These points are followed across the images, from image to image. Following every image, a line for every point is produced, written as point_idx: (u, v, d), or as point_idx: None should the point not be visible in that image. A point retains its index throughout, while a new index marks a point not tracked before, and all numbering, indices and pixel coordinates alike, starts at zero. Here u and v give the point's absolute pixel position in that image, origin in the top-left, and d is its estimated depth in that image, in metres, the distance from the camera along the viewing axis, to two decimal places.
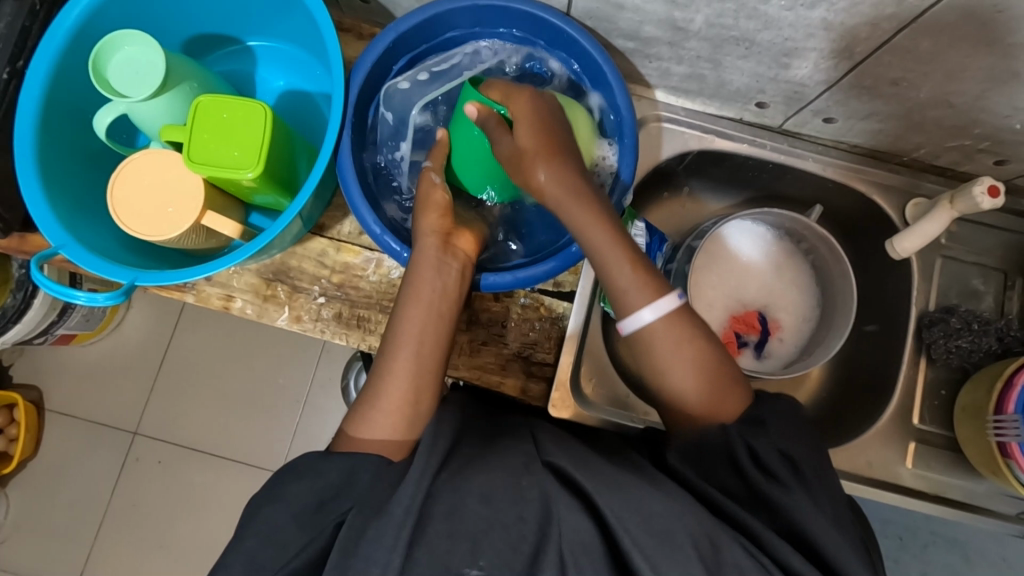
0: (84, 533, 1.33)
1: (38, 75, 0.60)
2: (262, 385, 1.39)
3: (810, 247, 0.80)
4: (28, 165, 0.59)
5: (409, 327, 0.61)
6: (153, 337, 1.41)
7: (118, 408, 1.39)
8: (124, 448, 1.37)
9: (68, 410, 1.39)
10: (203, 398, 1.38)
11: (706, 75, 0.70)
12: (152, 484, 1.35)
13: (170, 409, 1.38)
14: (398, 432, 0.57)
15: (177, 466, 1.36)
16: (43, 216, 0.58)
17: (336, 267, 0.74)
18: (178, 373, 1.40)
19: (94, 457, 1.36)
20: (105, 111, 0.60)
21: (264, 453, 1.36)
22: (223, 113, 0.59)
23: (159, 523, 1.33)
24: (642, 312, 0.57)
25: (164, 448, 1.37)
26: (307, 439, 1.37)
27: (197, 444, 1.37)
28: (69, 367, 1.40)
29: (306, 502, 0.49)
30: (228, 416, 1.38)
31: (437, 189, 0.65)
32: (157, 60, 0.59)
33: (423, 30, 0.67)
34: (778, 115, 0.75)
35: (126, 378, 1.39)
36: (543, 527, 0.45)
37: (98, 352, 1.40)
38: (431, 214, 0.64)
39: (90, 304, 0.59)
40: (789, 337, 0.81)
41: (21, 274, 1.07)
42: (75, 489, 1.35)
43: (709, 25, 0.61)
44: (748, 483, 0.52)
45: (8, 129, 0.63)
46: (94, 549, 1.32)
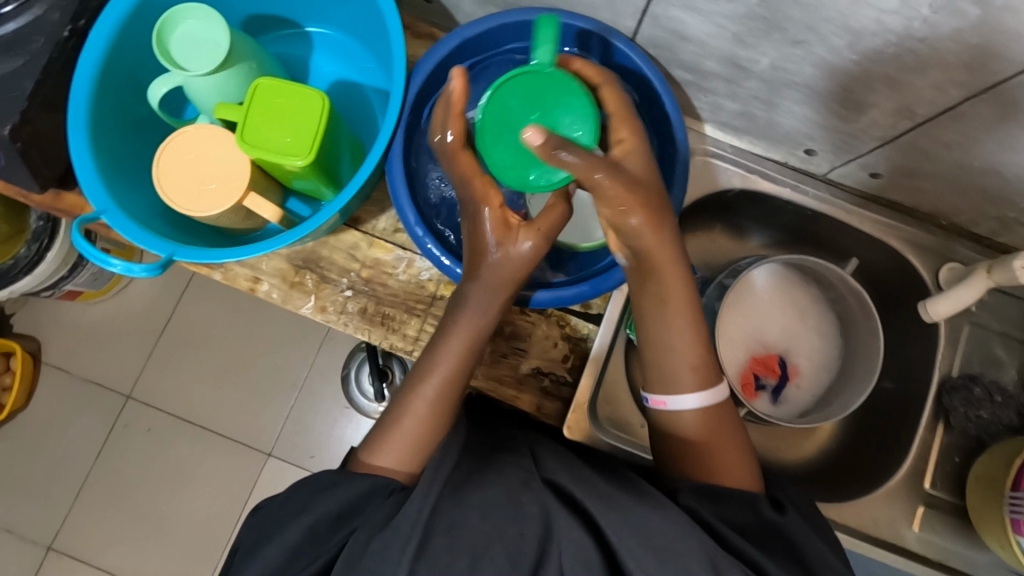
0: (66, 491, 1.33)
1: (99, 39, 0.59)
2: (261, 364, 1.39)
3: (836, 296, 0.79)
4: (79, 122, 0.57)
5: (444, 364, 0.59)
6: (157, 302, 1.40)
7: (115, 370, 1.38)
8: (116, 411, 1.36)
9: (65, 366, 1.38)
10: (200, 372, 1.38)
11: (758, 115, 0.70)
12: (140, 451, 1.35)
13: (166, 378, 1.38)
14: (401, 445, 0.57)
15: (167, 436, 1.35)
16: (88, 178, 0.57)
17: (367, 262, 0.73)
18: (178, 341, 1.39)
19: (84, 416, 1.36)
20: (161, 81, 0.60)
21: (256, 433, 1.36)
22: (279, 98, 0.59)
23: (143, 490, 1.33)
24: (687, 397, 0.58)
25: (156, 415, 1.36)
26: (301, 423, 1.36)
27: (188, 416, 1.36)
28: (70, 324, 1.40)
29: (327, 511, 0.49)
30: (223, 391, 1.37)
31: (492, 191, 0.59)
32: (221, 37, 0.59)
33: (487, 39, 0.66)
34: (825, 163, 0.75)
35: (126, 341, 1.39)
36: (546, 540, 0.46)
37: (101, 310, 1.40)
38: (509, 263, 0.59)
39: (125, 275, 0.56)
40: (806, 385, 0.81)
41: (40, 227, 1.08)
42: (61, 446, 1.35)
43: (773, 68, 0.60)
44: (755, 513, 0.53)
45: (61, 86, 0.63)
46: (74, 508, 1.32)
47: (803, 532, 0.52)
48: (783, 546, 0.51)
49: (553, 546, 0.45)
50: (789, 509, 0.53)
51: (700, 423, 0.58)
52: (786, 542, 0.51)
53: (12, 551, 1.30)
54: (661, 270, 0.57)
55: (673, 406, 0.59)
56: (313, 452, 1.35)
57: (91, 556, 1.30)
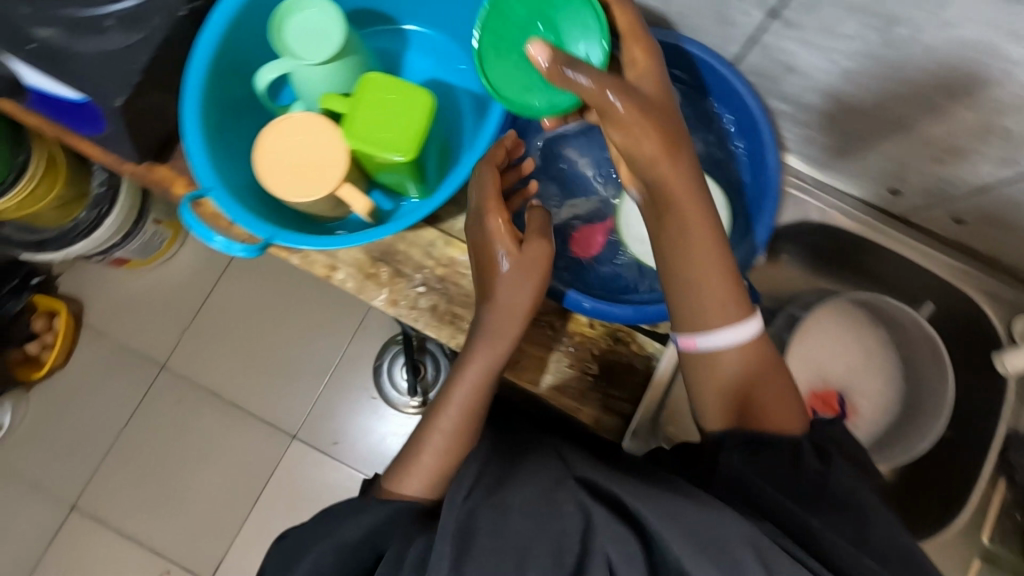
0: (94, 452, 1.35)
1: (216, 24, 0.60)
2: (295, 346, 1.40)
3: (906, 341, 0.79)
4: (194, 100, 0.59)
5: (464, 382, 0.61)
6: (200, 275, 1.42)
7: (153, 339, 1.40)
8: (149, 379, 1.38)
9: (105, 330, 1.41)
10: (236, 348, 1.40)
11: (849, 152, 0.70)
12: (170, 420, 1.37)
13: (201, 351, 1.40)
14: (441, 437, 0.60)
15: (197, 407, 1.37)
16: (198, 154, 0.58)
17: (442, 261, 0.74)
18: (216, 316, 1.41)
19: (118, 380, 1.38)
20: (272, 67, 0.61)
21: (284, 414, 1.37)
22: (387, 94, 0.60)
23: (168, 458, 1.35)
24: (723, 332, 0.56)
25: (187, 387, 1.38)
26: (328, 409, 1.37)
27: (219, 390, 1.38)
28: (115, 289, 1.42)
29: (355, 532, 0.53)
30: (256, 369, 1.39)
31: (499, 203, 0.62)
32: (335, 31, 0.60)
33: None
34: (908, 204, 0.74)
35: (166, 311, 1.41)
36: (588, 534, 0.46)
37: (145, 278, 1.42)
38: (515, 290, 0.61)
39: (224, 251, 0.56)
40: (864, 426, 0.79)
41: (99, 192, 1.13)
42: (93, 407, 1.37)
43: (878, 105, 0.61)
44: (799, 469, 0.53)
45: (173, 63, 0.64)
46: (100, 470, 1.35)
47: (852, 494, 0.52)
48: (837, 512, 0.51)
49: (596, 539, 0.45)
50: (837, 474, 0.53)
51: (725, 398, 0.58)
52: (839, 504, 0.52)
53: (37, 505, 1.33)
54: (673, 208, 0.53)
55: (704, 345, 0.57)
56: (336, 439, 1.36)
57: (113, 517, 1.33)
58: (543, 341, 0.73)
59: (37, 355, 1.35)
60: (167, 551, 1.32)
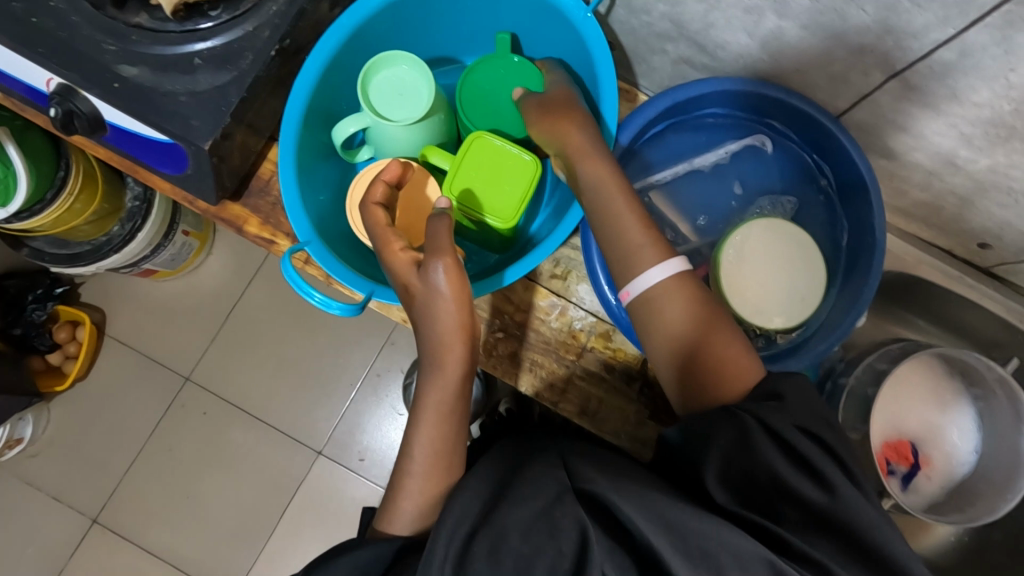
0: (117, 464, 1.33)
1: (312, 68, 0.58)
2: (324, 362, 1.37)
3: (983, 393, 0.78)
4: (290, 151, 0.56)
5: (431, 430, 0.53)
6: (227, 286, 1.39)
7: (179, 351, 1.37)
8: (174, 391, 1.36)
9: (128, 340, 1.38)
10: (263, 362, 1.37)
11: (944, 208, 0.68)
12: (195, 434, 1.34)
13: (227, 364, 1.37)
14: (428, 463, 0.53)
15: (222, 421, 1.35)
16: (295, 204, 0.55)
17: (521, 306, 0.72)
18: (242, 328, 1.38)
19: (142, 392, 1.36)
20: (357, 119, 0.58)
21: (311, 430, 1.34)
22: (493, 158, 0.58)
23: (190, 473, 1.33)
24: (649, 272, 0.54)
25: (212, 400, 1.35)
26: (354, 425, 1.34)
27: (244, 405, 1.35)
28: (139, 299, 1.39)
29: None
30: (284, 384, 1.36)
31: (393, 237, 0.55)
32: (424, 87, 0.59)
33: (693, 102, 0.64)
34: (994, 259, 0.73)
35: (190, 322, 1.38)
36: (585, 555, 0.41)
37: (170, 289, 1.39)
38: (433, 308, 0.52)
39: (324, 308, 0.54)
40: (936, 476, 0.79)
41: (135, 207, 1.08)
42: (116, 418, 1.35)
43: (991, 170, 0.59)
44: (759, 461, 0.46)
45: (257, 101, 0.62)
46: (122, 482, 1.32)
47: (856, 515, 0.43)
48: (842, 540, 0.43)
49: (591, 557, 0.40)
50: (836, 489, 0.44)
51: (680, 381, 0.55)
52: (823, 494, 0.44)
53: (58, 516, 1.30)
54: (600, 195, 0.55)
55: (636, 291, 0.55)
56: (362, 455, 1.33)
57: (135, 531, 1.30)
58: (624, 391, 0.71)
59: (59, 366, 1.32)
60: (188, 568, 1.29)
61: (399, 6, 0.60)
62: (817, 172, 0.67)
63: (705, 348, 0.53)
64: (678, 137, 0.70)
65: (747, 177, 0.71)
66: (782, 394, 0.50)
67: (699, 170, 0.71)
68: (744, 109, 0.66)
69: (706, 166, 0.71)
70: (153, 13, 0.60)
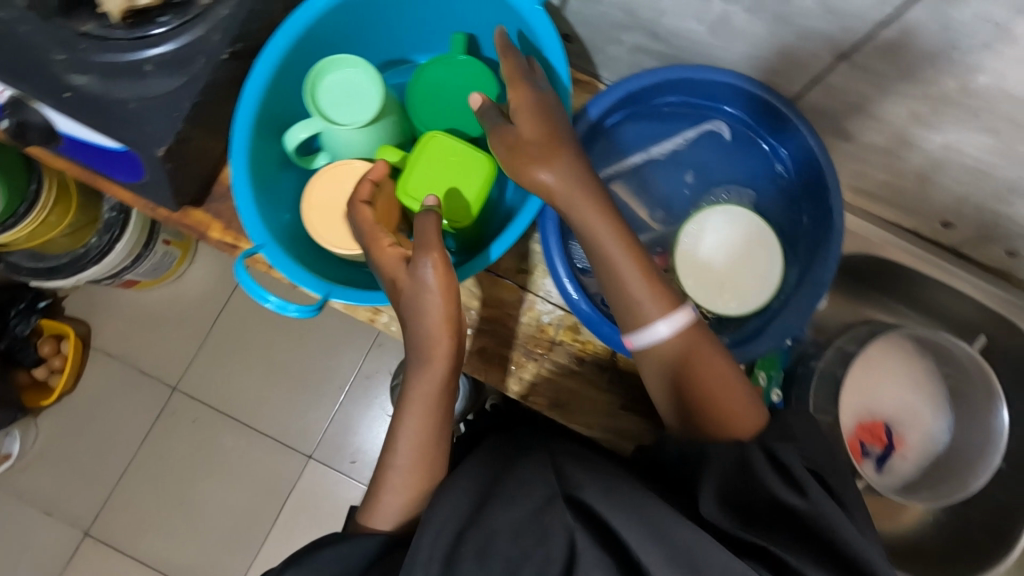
0: (108, 475, 1.33)
1: (261, 72, 0.58)
2: (311, 365, 1.37)
3: (954, 372, 0.78)
4: (240, 155, 0.56)
5: (416, 425, 0.54)
6: (211, 294, 1.39)
7: (165, 360, 1.37)
8: (162, 400, 1.35)
9: (114, 351, 1.38)
10: (250, 367, 1.37)
11: (906, 188, 0.68)
12: (185, 442, 1.34)
13: (214, 371, 1.37)
14: (414, 457, 0.54)
15: (211, 428, 1.34)
16: (248, 208, 0.55)
17: (488, 301, 0.72)
18: (228, 335, 1.38)
19: (131, 402, 1.35)
20: (306, 127, 0.58)
21: (300, 434, 1.34)
22: (447, 157, 0.57)
23: (182, 481, 1.33)
24: (658, 326, 0.52)
25: (201, 408, 1.35)
26: (344, 428, 1.34)
27: (232, 412, 1.35)
28: (124, 310, 1.39)
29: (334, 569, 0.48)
30: (271, 389, 1.36)
31: (381, 234, 0.54)
32: (373, 92, 0.58)
33: (648, 91, 0.64)
34: (960, 237, 0.73)
35: (175, 331, 1.38)
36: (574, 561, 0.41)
37: (154, 299, 1.39)
38: (420, 303, 0.52)
39: (279, 312, 0.54)
40: (911, 456, 0.79)
41: (111, 218, 1.08)
42: (105, 430, 1.34)
43: (945, 147, 0.59)
44: (760, 484, 0.46)
45: (213, 106, 0.62)
46: (114, 493, 1.32)
47: (836, 521, 0.43)
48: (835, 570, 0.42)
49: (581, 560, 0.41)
50: (813, 492, 0.44)
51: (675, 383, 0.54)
52: (820, 529, 0.43)
53: (52, 529, 1.30)
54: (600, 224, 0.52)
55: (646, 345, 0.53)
56: (354, 458, 1.33)
57: (129, 541, 1.30)
58: (595, 383, 0.71)
59: (45, 379, 1.32)
60: None
61: (345, 7, 0.60)
62: (776, 156, 0.67)
63: (685, 349, 0.53)
64: (636, 127, 0.69)
65: (706, 162, 0.71)
66: (793, 432, 0.50)
67: (656, 159, 0.71)
68: (700, 96, 0.66)
69: (663, 155, 0.71)
70: (101, 21, 0.60)
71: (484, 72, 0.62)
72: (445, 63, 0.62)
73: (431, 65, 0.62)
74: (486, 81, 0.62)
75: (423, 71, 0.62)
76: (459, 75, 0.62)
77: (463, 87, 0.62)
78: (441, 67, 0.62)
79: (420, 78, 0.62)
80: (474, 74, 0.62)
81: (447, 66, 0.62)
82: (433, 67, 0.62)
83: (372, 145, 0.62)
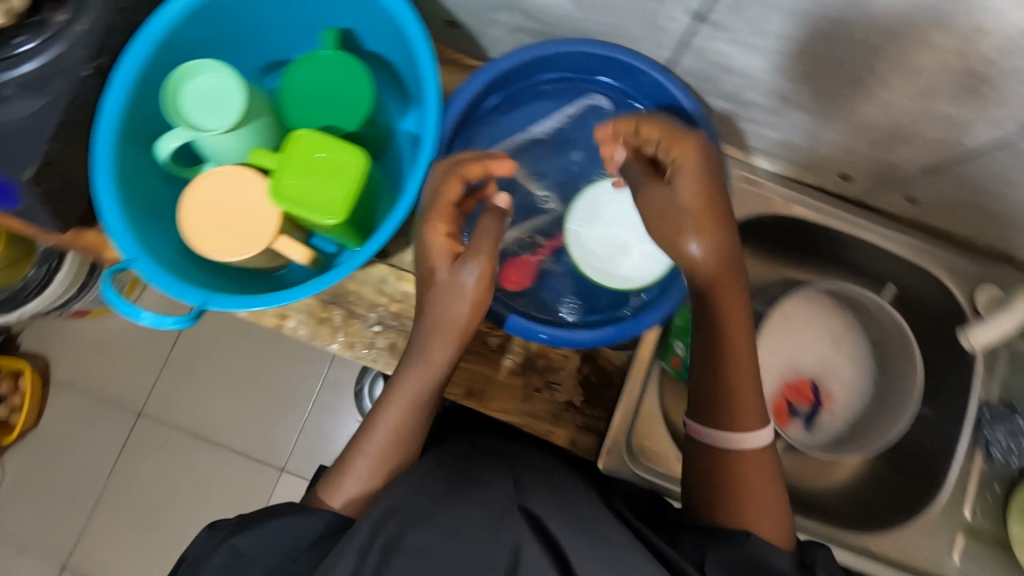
0: (80, 508, 1.30)
1: (122, 82, 0.57)
2: (272, 379, 1.34)
3: (872, 323, 0.78)
4: (105, 171, 0.56)
5: (398, 410, 0.55)
6: None
7: (127, 387, 1.34)
8: (128, 427, 1.32)
9: (76, 383, 1.35)
10: (212, 386, 1.34)
11: (798, 145, 0.68)
12: (153, 467, 1.31)
13: (177, 394, 1.34)
14: (387, 443, 0.54)
15: (178, 451, 1.31)
16: (116, 224, 0.55)
17: (395, 297, 0.72)
18: (189, 356, 1.35)
19: (97, 432, 1.33)
20: (174, 137, 0.57)
21: (269, 448, 1.31)
22: (316, 152, 0.56)
23: (155, 507, 1.29)
24: (759, 432, 0.55)
25: (168, 432, 1.32)
26: (314, 436, 1.32)
27: (200, 432, 1.32)
28: (83, 340, 1.37)
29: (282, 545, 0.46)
30: (236, 407, 1.33)
31: (443, 223, 0.55)
32: (235, 94, 0.57)
33: (521, 69, 0.65)
34: (861, 188, 0.73)
35: (136, 358, 1.35)
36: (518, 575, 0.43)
37: (110, 327, 1.36)
38: (451, 303, 0.54)
39: (156, 326, 0.54)
40: (839, 411, 0.79)
41: (48, 250, 1.05)
42: (74, 462, 1.32)
43: (818, 100, 0.59)
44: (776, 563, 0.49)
45: (85, 125, 0.61)
46: (87, 527, 1.28)
47: None
48: None
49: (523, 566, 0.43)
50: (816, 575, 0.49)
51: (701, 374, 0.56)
52: None
53: (27, 567, 1.27)
54: (722, 286, 0.52)
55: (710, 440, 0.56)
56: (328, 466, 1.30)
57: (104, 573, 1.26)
58: (509, 368, 0.72)
59: (7, 416, 1.30)
60: None
61: (202, 12, 0.59)
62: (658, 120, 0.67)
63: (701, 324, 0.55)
64: (513, 107, 0.70)
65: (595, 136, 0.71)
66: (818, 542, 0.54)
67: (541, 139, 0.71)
68: (575, 69, 0.66)
69: (548, 134, 0.71)
70: None
71: (350, 63, 0.61)
72: (311, 59, 0.61)
73: (299, 63, 0.62)
74: (354, 72, 0.61)
75: (291, 70, 0.62)
76: (326, 71, 0.61)
77: (332, 82, 0.61)
78: (309, 64, 0.62)
79: (291, 77, 0.62)
80: (341, 67, 0.61)
81: (313, 62, 0.61)
82: (301, 64, 0.62)
83: (245, 151, 0.60)
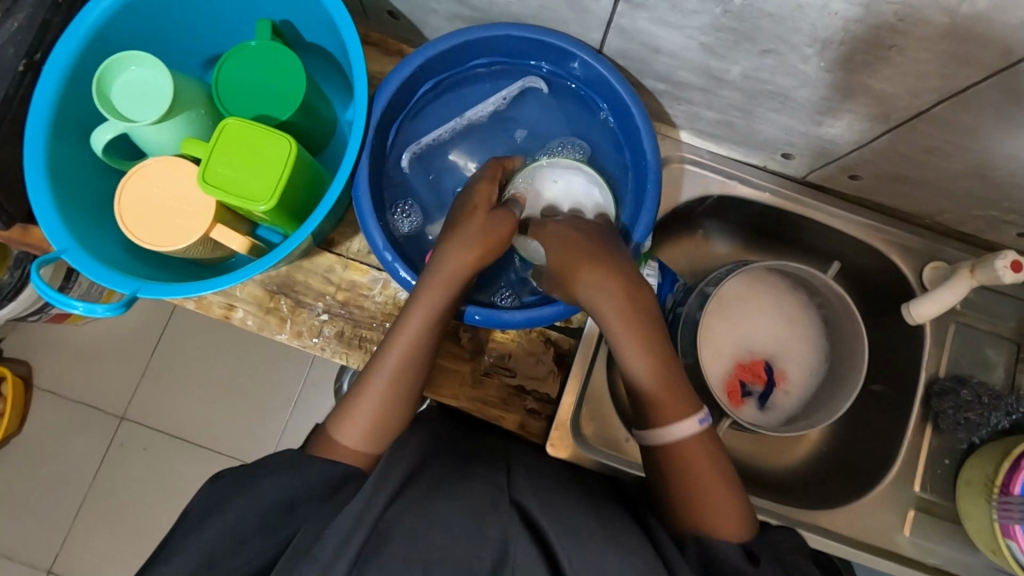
0: (61, 518, 1.22)
1: (53, 75, 0.58)
2: (254, 382, 1.28)
3: (824, 301, 0.78)
4: (38, 165, 0.57)
5: (406, 344, 0.58)
6: (149, 323, 1.29)
7: (108, 390, 1.27)
8: (111, 431, 1.25)
9: (59, 388, 1.28)
10: (194, 388, 1.27)
11: (736, 123, 0.69)
12: (133, 472, 1.24)
13: (158, 395, 1.27)
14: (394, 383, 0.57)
15: (165, 454, 1.24)
16: (49, 217, 0.57)
17: (343, 285, 0.72)
18: (171, 356, 1.28)
19: (80, 438, 1.26)
20: (104, 128, 0.58)
21: (250, 446, 1.25)
22: (246, 140, 0.57)
23: (141, 513, 1.22)
24: (677, 425, 0.56)
25: (151, 434, 1.25)
26: (298, 438, 1.26)
27: (186, 434, 1.25)
28: (65, 345, 1.29)
29: (266, 501, 0.47)
30: (219, 409, 1.26)
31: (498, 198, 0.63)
32: (164, 85, 0.58)
33: (453, 55, 0.66)
34: (803, 168, 0.73)
35: (121, 360, 1.28)
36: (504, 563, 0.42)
37: (88, 335, 1.29)
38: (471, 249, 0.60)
39: (88, 314, 0.55)
40: (794, 391, 0.79)
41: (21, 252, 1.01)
42: (54, 471, 1.24)
43: (744, 77, 0.59)
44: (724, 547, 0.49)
45: (21, 120, 0.61)
46: (70, 535, 1.22)
47: None
48: None
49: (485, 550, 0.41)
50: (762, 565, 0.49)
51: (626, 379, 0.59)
52: None
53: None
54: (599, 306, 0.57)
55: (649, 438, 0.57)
56: None
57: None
58: (457, 354, 0.72)
59: None
60: None
61: (133, 6, 0.60)
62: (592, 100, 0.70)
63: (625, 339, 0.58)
64: (448, 93, 0.71)
65: (533, 120, 0.73)
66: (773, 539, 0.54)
67: (477, 123, 0.73)
68: (507, 53, 0.68)
69: (484, 118, 0.72)
70: None
71: (278, 51, 0.62)
72: (241, 50, 0.63)
73: (229, 54, 0.63)
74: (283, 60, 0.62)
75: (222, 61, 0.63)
76: (255, 61, 0.63)
77: (264, 71, 0.62)
78: (240, 55, 0.63)
79: (222, 69, 0.63)
80: (271, 56, 0.62)
81: (243, 53, 0.63)
82: (232, 55, 0.63)
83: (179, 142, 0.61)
